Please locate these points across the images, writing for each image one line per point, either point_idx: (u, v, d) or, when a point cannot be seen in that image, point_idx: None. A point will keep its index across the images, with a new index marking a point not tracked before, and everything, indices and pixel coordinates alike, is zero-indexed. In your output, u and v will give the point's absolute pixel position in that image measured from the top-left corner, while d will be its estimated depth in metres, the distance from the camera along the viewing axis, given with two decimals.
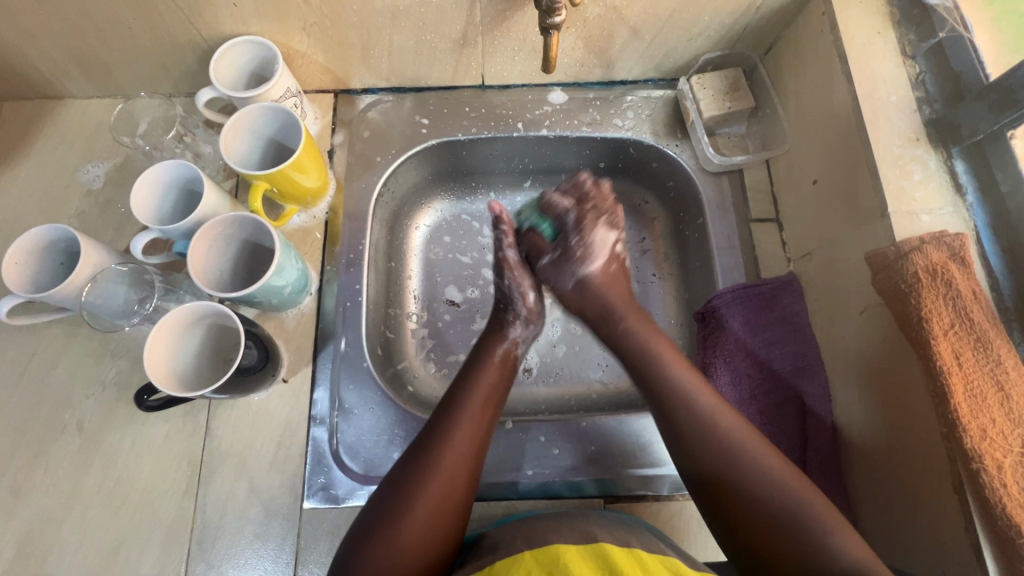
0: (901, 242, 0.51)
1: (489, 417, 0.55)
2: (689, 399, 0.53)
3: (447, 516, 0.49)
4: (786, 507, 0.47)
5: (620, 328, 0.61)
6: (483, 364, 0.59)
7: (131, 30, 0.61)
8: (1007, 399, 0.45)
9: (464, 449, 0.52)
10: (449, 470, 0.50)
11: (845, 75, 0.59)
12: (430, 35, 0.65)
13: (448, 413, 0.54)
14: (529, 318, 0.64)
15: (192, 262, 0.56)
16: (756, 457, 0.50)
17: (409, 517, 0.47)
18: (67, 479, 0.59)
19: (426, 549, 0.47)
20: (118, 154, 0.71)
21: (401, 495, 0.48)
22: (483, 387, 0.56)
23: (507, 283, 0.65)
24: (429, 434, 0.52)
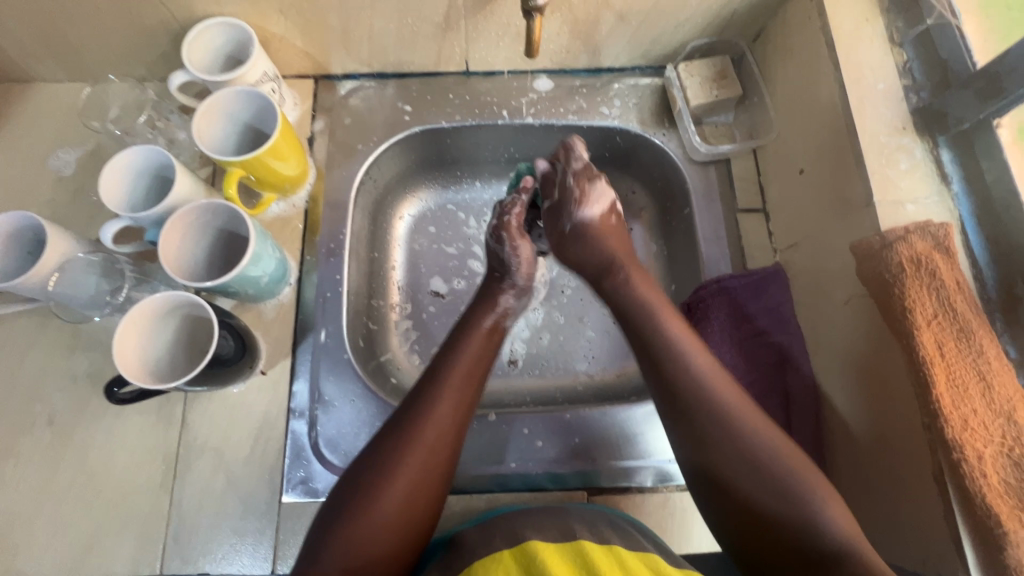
0: (886, 232, 0.50)
1: (473, 390, 0.54)
2: (679, 349, 0.53)
3: (426, 491, 0.48)
4: (776, 475, 0.46)
5: (620, 277, 0.61)
6: (468, 336, 0.58)
7: (99, 10, 0.58)
8: (988, 389, 0.44)
9: (445, 420, 0.51)
10: (430, 443, 0.49)
11: (833, 62, 0.58)
12: (411, 18, 0.63)
13: (431, 385, 0.53)
14: (522, 292, 0.66)
15: (164, 250, 0.54)
16: (756, 423, 0.49)
17: (387, 491, 0.46)
18: (37, 474, 0.57)
19: (404, 523, 0.46)
20: (90, 140, 0.68)
21: (378, 469, 0.47)
22: (466, 360, 0.56)
23: (508, 253, 0.66)
24: (410, 406, 0.51)
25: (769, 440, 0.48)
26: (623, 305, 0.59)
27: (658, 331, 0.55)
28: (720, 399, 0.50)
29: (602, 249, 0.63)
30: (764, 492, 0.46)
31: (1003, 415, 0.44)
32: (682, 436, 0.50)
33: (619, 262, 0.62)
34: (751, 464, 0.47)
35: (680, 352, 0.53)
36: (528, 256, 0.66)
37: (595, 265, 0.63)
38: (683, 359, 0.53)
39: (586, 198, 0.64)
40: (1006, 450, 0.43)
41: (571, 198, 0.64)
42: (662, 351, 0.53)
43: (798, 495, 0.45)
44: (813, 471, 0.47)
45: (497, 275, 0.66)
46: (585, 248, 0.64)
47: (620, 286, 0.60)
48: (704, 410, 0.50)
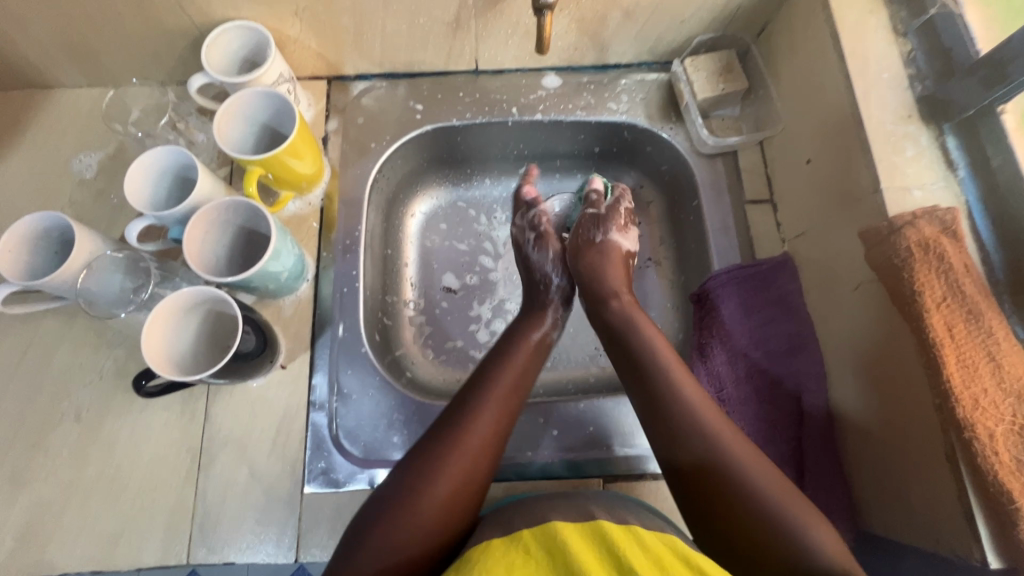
0: (894, 218, 0.51)
1: (519, 398, 0.56)
2: (661, 365, 0.56)
3: (465, 497, 0.49)
4: (758, 492, 0.46)
5: (615, 305, 0.64)
6: (515, 347, 0.60)
7: (120, 16, 0.60)
8: (999, 368, 0.45)
9: (489, 430, 0.52)
10: (479, 446, 0.50)
11: (838, 53, 0.59)
12: (422, 18, 0.65)
13: (474, 395, 0.54)
14: (567, 295, 0.69)
15: (187, 247, 0.56)
16: (745, 451, 0.49)
17: (435, 489, 0.47)
18: (66, 468, 0.59)
19: (448, 522, 0.47)
20: (110, 143, 0.70)
21: (427, 466, 0.48)
22: (511, 370, 0.57)
23: (551, 269, 0.69)
24: (458, 409, 0.53)
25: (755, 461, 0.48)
26: (613, 325, 0.62)
27: (644, 353, 0.58)
28: (695, 417, 0.51)
29: (607, 278, 0.66)
30: (754, 505, 0.46)
31: (1014, 394, 0.44)
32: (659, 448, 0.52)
33: (622, 292, 0.65)
34: (731, 470, 0.48)
35: (667, 375, 0.55)
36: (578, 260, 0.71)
37: (597, 290, 0.65)
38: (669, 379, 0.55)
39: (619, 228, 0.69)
40: (1017, 429, 0.43)
41: (603, 220, 0.69)
42: (644, 362, 0.57)
43: (777, 510, 0.45)
44: (789, 488, 0.47)
45: (541, 284, 0.69)
46: (599, 266, 0.66)
47: (620, 310, 0.63)
48: (682, 419, 0.51)
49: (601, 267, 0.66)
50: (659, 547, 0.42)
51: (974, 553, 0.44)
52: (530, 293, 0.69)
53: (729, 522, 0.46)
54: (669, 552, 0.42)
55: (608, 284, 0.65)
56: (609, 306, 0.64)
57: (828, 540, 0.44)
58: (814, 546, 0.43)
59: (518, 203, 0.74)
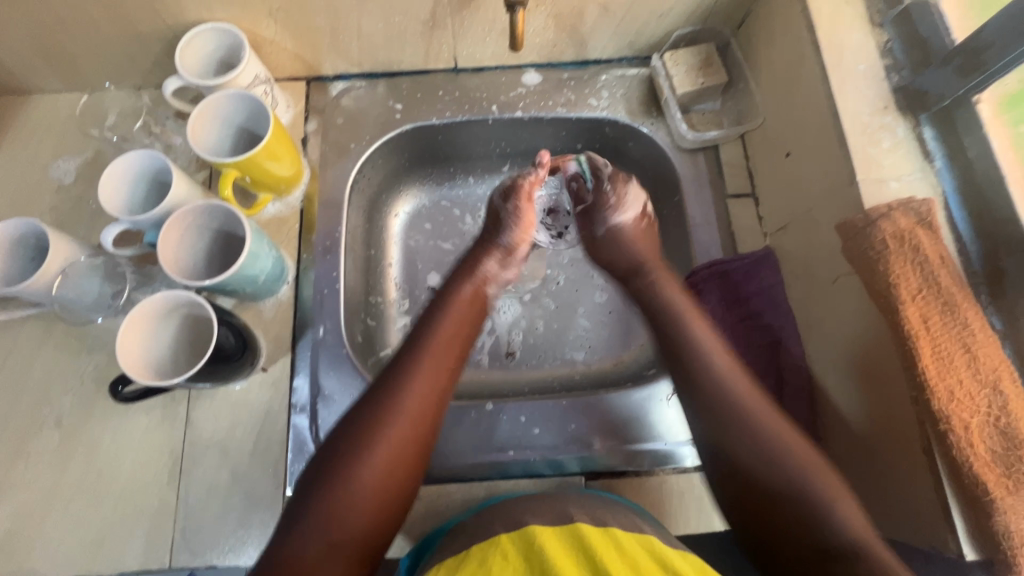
0: (870, 210, 0.51)
1: (453, 359, 0.56)
2: (707, 357, 0.54)
3: (404, 468, 0.49)
4: (790, 469, 0.47)
5: (649, 281, 0.63)
6: (452, 300, 0.61)
7: (93, 20, 0.60)
8: (974, 360, 0.45)
9: (425, 392, 0.52)
10: (413, 412, 0.50)
11: (814, 44, 0.58)
12: (397, 17, 0.64)
13: (410, 356, 0.54)
14: (507, 257, 0.67)
15: (162, 252, 0.56)
16: (791, 439, 0.49)
17: (368, 459, 0.47)
18: (48, 474, 0.59)
19: (384, 490, 0.47)
20: (89, 148, 0.70)
21: (358, 438, 0.48)
22: (449, 328, 0.58)
23: (510, 209, 0.68)
24: (389, 377, 0.52)
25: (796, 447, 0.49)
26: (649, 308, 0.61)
27: (687, 347, 0.56)
28: (751, 409, 0.51)
29: (625, 256, 0.68)
30: (799, 490, 0.46)
31: (989, 386, 0.44)
32: (699, 427, 0.53)
33: (651, 265, 0.66)
34: (765, 451, 0.48)
35: (702, 346, 0.55)
36: (529, 220, 0.69)
37: (626, 266, 0.67)
38: (703, 350, 0.55)
39: (620, 205, 0.69)
40: (993, 420, 0.44)
41: (604, 203, 0.70)
42: (684, 349, 0.56)
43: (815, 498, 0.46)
44: (827, 470, 0.47)
45: (488, 241, 0.68)
46: (614, 254, 0.69)
47: (648, 286, 0.63)
48: (721, 409, 0.51)
49: (618, 248, 0.69)
50: (638, 551, 0.42)
51: (950, 545, 0.44)
52: (471, 251, 0.68)
53: (757, 500, 0.48)
54: (648, 557, 0.42)
55: (634, 259, 0.67)
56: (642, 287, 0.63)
57: (853, 518, 0.44)
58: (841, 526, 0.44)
59: (509, 191, 0.69)
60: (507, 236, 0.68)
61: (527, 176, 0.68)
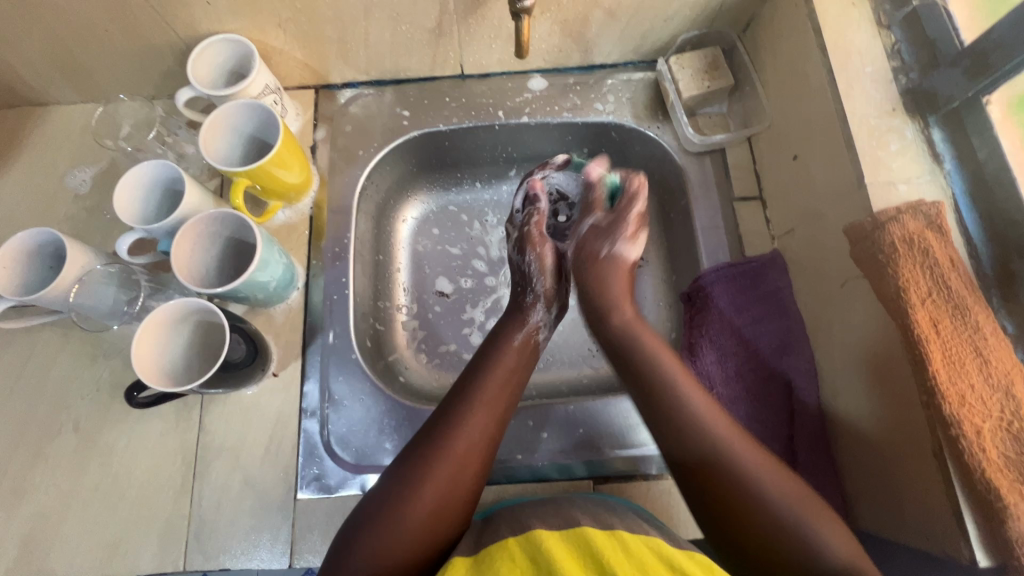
0: (878, 213, 0.51)
1: (504, 406, 0.56)
2: (671, 382, 0.55)
3: (452, 509, 0.49)
4: (778, 516, 0.46)
5: (616, 325, 0.61)
6: (502, 346, 0.60)
7: (108, 33, 0.61)
8: (986, 364, 0.45)
9: (476, 434, 0.52)
10: (460, 457, 0.51)
11: (820, 47, 0.58)
12: (405, 26, 0.65)
13: (462, 399, 0.55)
14: (546, 302, 0.66)
15: (176, 260, 0.57)
16: (774, 478, 0.48)
17: (417, 500, 0.48)
18: (65, 478, 0.60)
19: (432, 532, 0.48)
20: (104, 158, 0.71)
21: (406, 480, 0.49)
22: (500, 370, 0.58)
23: (532, 260, 0.68)
24: (440, 420, 0.53)
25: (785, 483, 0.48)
26: (614, 342, 0.60)
27: (646, 361, 0.57)
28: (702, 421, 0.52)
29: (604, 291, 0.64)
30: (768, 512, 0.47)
31: (1001, 390, 0.44)
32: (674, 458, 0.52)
33: (621, 305, 0.63)
34: (746, 481, 0.48)
35: (671, 379, 0.55)
36: (550, 262, 0.68)
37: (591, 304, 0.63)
38: (675, 385, 0.55)
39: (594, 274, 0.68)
40: (1005, 425, 0.43)
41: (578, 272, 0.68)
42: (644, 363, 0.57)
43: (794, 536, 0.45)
44: (819, 510, 0.47)
45: (521, 291, 0.68)
46: (599, 281, 0.64)
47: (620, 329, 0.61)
48: (692, 425, 0.52)
49: (603, 279, 0.64)
50: (644, 552, 0.42)
51: (963, 551, 0.44)
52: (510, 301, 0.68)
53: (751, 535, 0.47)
54: (655, 557, 0.42)
55: (608, 299, 0.63)
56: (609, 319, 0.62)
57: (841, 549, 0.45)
58: (821, 555, 0.44)
59: (524, 242, 0.69)
60: (539, 284, 0.67)
61: (528, 224, 0.70)
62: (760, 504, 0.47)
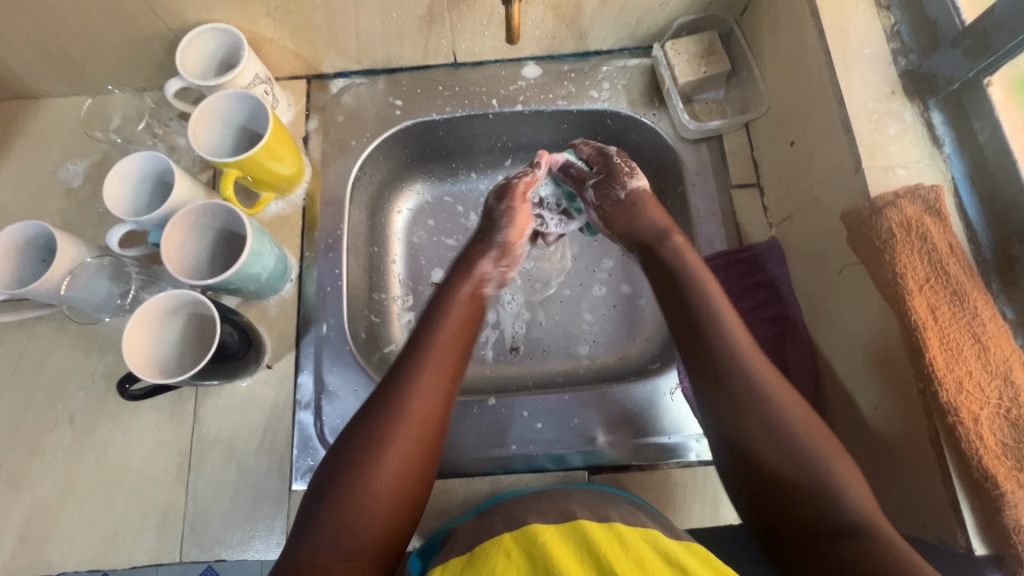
0: (876, 198, 0.50)
1: (455, 361, 0.55)
2: (716, 315, 0.53)
3: (415, 474, 0.48)
4: (823, 469, 0.44)
5: (671, 245, 0.59)
6: (450, 300, 0.59)
7: (96, 23, 0.61)
8: (984, 351, 0.44)
9: (431, 392, 0.51)
10: (416, 419, 0.50)
11: (818, 29, 0.57)
12: (395, 13, 0.64)
13: (414, 356, 0.53)
14: (506, 253, 0.66)
15: (166, 252, 0.56)
16: (819, 436, 0.46)
17: (379, 469, 0.47)
18: (61, 470, 0.60)
19: (397, 500, 0.47)
20: (95, 151, 0.71)
21: (363, 450, 0.47)
22: (450, 325, 0.57)
23: (504, 209, 0.66)
24: (394, 381, 0.51)
25: (819, 439, 0.46)
26: (670, 268, 0.58)
27: (704, 310, 0.53)
28: (768, 392, 0.48)
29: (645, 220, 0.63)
30: (810, 473, 0.45)
31: (1000, 376, 0.43)
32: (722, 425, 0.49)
33: (670, 229, 0.61)
34: (795, 445, 0.46)
35: (734, 334, 0.52)
36: (521, 223, 0.67)
37: (650, 232, 0.61)
38: (736, 342, 0.51)
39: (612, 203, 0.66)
40: (1004, 412, 0.42)
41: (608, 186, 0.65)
42: (702, 311, 0.53)
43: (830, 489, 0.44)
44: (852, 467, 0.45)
45: (481, 242, 0.66)
46: (630, 218, 0.63)
47: (671, 252, 0.59)
48: (741, 384, 0.49)
49: (633, 215, 0.63)
50: (640, 544, 0.42)
51: (959, 539, 0.43)
52: (468, 248, 0.66)
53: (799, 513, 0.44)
54: (651, 550, 0.42)
55: (655, 226, 0.62)
56: (661, 247, 0.60)
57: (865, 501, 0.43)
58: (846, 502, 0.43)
59: (503, 190, 0.68)
60: (501, 237, 0.66)
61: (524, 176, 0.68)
62: (813, 469, 0.45)
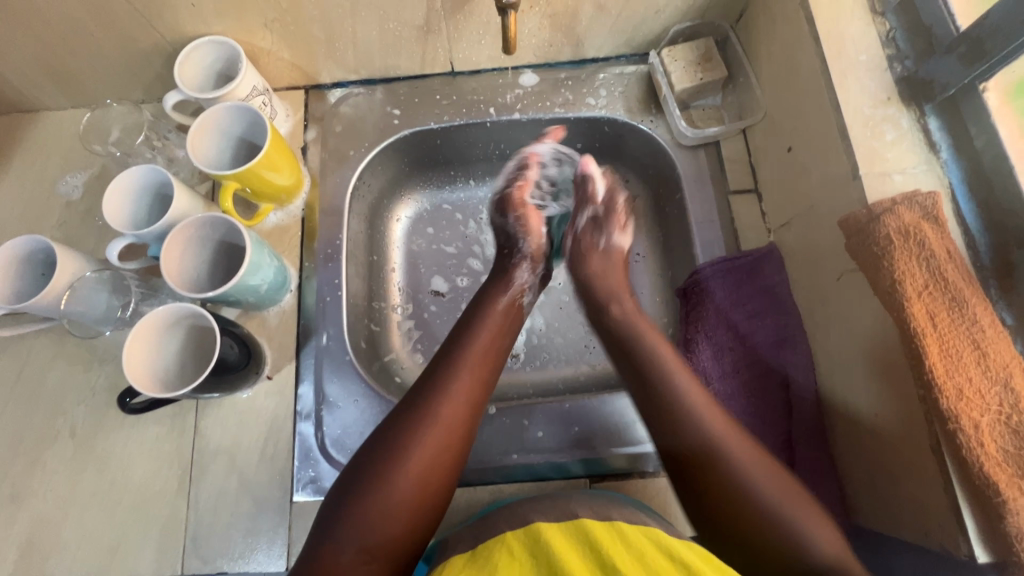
0: (873, 205, 0.50)
1: (489, 369, 0.56)
2: (671, 381, 0.54)
3: (439, 478, 0.49)
4: (763, 501, 0.47)
5: (619, 312, 0.62)
6: (489, 309, 0.61)
7: (95, 38, 0.61)
8: (984, 357, 0.44)
9: (462, 400, 0.53)
10: (447, 421, 0.51)
11: (813, 36, 0.57)
12: (392, 23, 0.65)
13: (448, 363, 0.55)
14: (535, 261, 0.68)
15: (164, 265, 0.56)
16: (759, 466, 0.49)
17: (404, 468, 0.48)
18: (62, 483, 0.60)
19: (419, 504, 0.48)
20: (95, 164, 0.71)
21: (392, 447, 0.49)
22: (486, 335, 0.58)
23: (513, 221, 0.70)
24: (428, 385, 0.53)
25: (762, 474, 0.48)
26: (621, 336, 0.60)
27: (650, 363, 0.56)
28: (700, 414, 0.52)
29: (606, 282, 0.66)
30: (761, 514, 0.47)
31: (1000, 383, 0.43)
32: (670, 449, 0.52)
33: (620, 294, 0.64)
34: (736, 473, 0.48)
35: (662, 358, 0.56)
36: (537, 228, 0.70)
37: (602, 292, 0.65)
38: (665, 366, 0.55)
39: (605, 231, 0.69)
40: (1004, 418, 0.42)
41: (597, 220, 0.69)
42: (655, 377, 0.55)
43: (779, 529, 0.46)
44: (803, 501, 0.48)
45: (507, 252, 0.69)
46: (602, 271, 0.67)
47: (625, 315, 0.62)
48: (677, 412, 0.52)
49: (601, 266, 0.67)
50: (639, 538, 0.42)
51: (961, 547, 0.43)
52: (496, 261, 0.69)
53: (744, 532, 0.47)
54: (650, 543, 0.42)
55: (608, 289, 0.65)
56: (612, 308, 0.63)
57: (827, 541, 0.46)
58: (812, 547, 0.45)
59: (503, 204, 0.71)
60: (523, 241, 0.69)
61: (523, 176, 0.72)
62: (751, 491, 0.48)
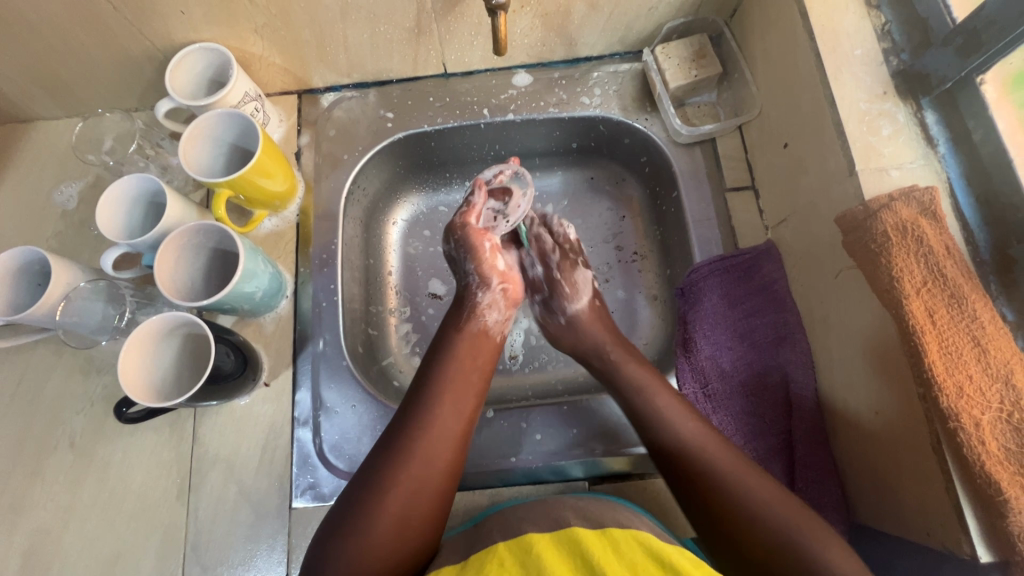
0: (870, 201, 0.49)
1: (467, 399, 0.56)
2: (653, 398, 0.57)
3: (421, 511, 0.49)
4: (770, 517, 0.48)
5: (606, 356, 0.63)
6: (460, 338, 0.61)
7: (86, 48, 0.61)
8: (984, 353, 0.43)
9: (440, 432, 0.53)
10: (423, 457, 0.51)
11: (807, 31, 0.57)
12: (383, 26, 0.64)
13: (422, 396, 0.55)
14: (483, 281, 0.65)
15: (159, 273, 0.56)
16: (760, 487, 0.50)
17: (381, 509, 0.48)
18: (63, 493, 0.61)
19: (400, 540, 0.48)
20: (89, 173, 0.71)
21: (371, 488, 0.49)
22: (460, 362, 0.58)
23: (455, 245, 0.67)
24: (402, 421, 0.53)
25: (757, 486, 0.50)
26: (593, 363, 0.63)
27: (633, 388, 0.59)
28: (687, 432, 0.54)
29: (587, 339, 0.65)
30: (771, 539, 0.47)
31: (1001, 379, 0.42)
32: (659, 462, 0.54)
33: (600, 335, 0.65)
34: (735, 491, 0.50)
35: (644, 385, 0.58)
36: (482, 250, 0.65)
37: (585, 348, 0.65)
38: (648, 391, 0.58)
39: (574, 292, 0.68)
40: (1006, 416, 0.42)
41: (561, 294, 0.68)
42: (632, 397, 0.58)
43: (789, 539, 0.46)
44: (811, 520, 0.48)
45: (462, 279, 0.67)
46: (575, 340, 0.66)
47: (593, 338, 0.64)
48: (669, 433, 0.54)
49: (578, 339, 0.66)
50: (632, 548, 0.42)
51: (963, 547, 0.43)
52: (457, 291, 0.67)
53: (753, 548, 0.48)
54: (644, 553, 0.41)
55: (590, 340, 0.65)
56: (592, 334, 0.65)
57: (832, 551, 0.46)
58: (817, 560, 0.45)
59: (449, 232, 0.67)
60: (472, 267, 0.66)
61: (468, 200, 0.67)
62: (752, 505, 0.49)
